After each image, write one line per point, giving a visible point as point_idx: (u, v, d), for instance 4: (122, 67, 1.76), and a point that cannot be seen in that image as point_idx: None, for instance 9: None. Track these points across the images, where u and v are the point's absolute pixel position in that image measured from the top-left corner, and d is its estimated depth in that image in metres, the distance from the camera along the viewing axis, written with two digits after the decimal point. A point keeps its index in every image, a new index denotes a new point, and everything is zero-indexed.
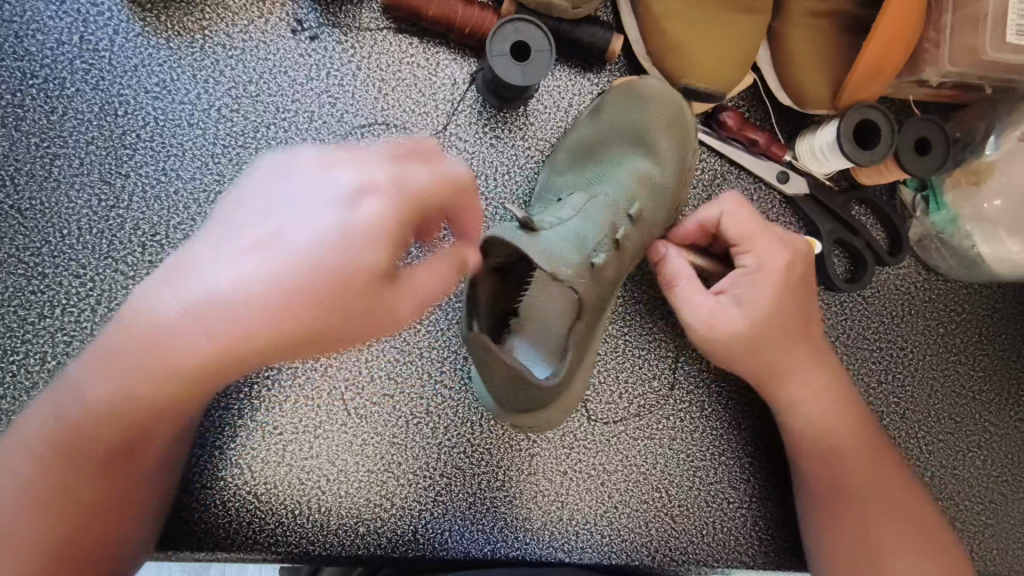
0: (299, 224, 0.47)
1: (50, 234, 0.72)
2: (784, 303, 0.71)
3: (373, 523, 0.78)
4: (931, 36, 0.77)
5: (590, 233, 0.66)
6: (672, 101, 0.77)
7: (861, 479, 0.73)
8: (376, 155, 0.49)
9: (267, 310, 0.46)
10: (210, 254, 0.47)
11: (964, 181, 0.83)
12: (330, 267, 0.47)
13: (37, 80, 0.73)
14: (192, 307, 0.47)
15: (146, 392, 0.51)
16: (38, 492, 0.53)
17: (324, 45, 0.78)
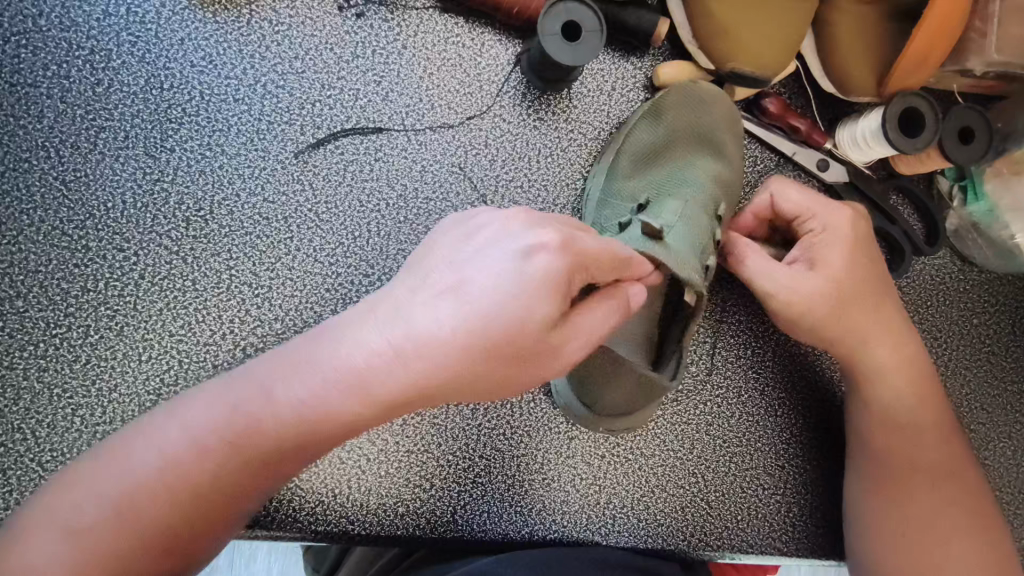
0: (482, 274, 0.48)
1: (95, 207, 0.72)
2: (863, 270, 0.72)
3: (413, 503, 0.78)
4: (977, 25, 0.78)
5: (697, 234, 0.67)
6: (729, 104, 0.79)
7: (929, 457, 0.74)
8: (552, 221, 0.51)
9: (441, 352, 0.47)
10: (385, 304, 0.49)
11: (1006, 171, 0.84)
12: (495, 319, 0.47)
13: (83, 51, 0.72)
14: (361, 354, 0.49)
15: (273, 433, 0.49)
16: (124, 521, 0.47)
17: (370, 23, 0.77)
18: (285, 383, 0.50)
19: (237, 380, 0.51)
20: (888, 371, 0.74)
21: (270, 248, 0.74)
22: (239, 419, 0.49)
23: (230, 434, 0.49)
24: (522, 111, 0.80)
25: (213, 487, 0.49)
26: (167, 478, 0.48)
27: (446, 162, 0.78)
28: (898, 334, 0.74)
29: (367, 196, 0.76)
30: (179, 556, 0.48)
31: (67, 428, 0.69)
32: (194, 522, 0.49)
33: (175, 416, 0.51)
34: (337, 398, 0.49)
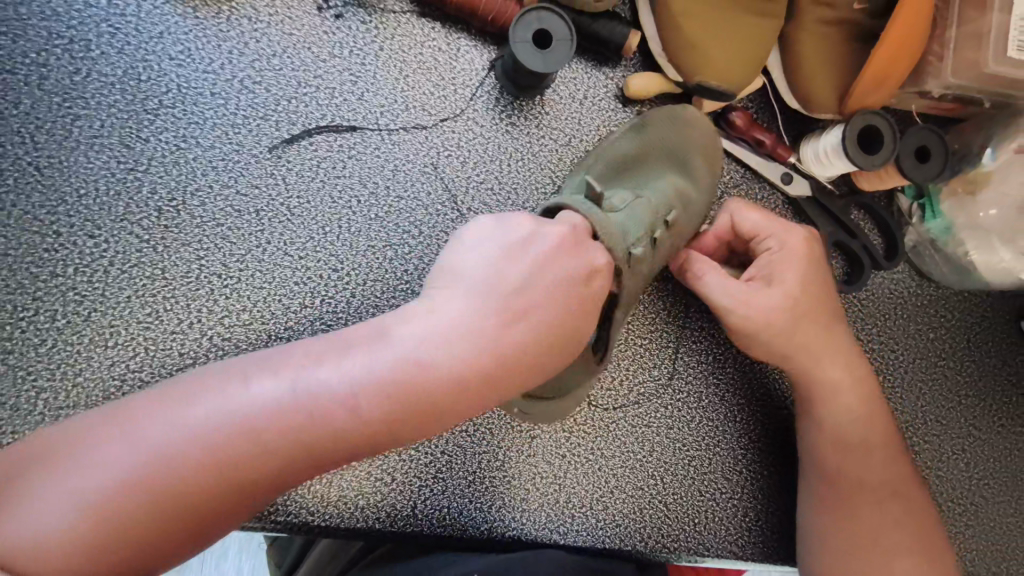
0: (516, 280, 0.53)
1: (68, 194, 0.73)
2: (815, 289, 0.74)
3: (373, 497, 0.79)
4: (935, 49, 0.80)
5: (633, 224, 0.65)
6: (709, 130, 0.80)
7: (878, 475, 0.75)
8: (567, 243, 0.56)
9: (489, 343, 0.50)
10: (452, 304, 0.51)
11: (961, 190, 0.86)
12: (533, 329, 0.52)
13: (63, 40, 0.73)
14: (428, 342, 0.49)
15: (324, 436, 0.46)
16: (143, 504, 0.43)
17: (348, 24, 0.79)
18: (350, 379, 0.47)
19: (297, 363, 0.48)
20: (837, 389, 0.75)
21: (241, 240, 0.76)
22: (299, 414, 0.46)
23: (288, 424, 0.46)
24: (494, 115, 0.82)
25: (247, 483, 0.45)
26: (207, 457, 0.44)
27: (418, 162, 0.80)
28: (846, 353, 0.76)
29: (339, 192, 0.78)
30: (191, 536, 0.45)
31: (29, 411, 0.70)
32: (210, 521, 0.45)
33: (226, 388, 0.47)
34: (411, 387, 0.48)
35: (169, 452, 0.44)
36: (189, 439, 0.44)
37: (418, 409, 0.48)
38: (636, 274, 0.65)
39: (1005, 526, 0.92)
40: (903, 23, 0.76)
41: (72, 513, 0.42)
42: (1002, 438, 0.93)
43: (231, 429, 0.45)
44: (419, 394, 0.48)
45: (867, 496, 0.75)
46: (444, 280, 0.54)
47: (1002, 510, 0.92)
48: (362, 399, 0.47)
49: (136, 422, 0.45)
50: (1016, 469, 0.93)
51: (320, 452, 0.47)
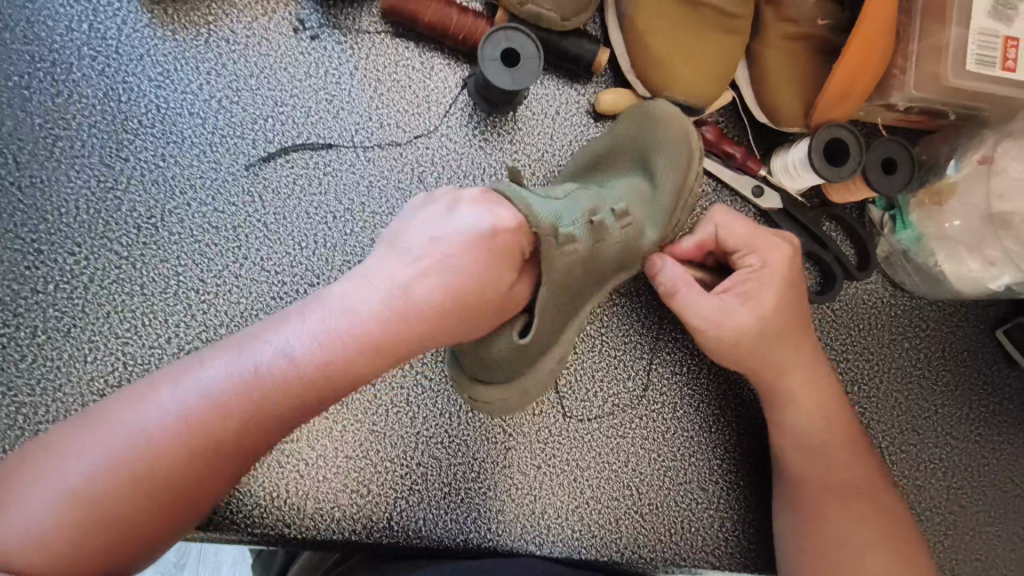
0: (440, 246, 0.57)
1: (49, 212, 0.74)
2: (789, 302, 0.74)
3: (349, 508, 0.80)
4: (899, 62, 0.82)
5: (571, 209, 0.65)
6: (683, 126, 0.74)
7: (847, 478, 0.76)
8: (480, 201, 0.60)
9: (414, 301, 0.55)
10: (380, 273, 0.56)
11: (928, 202, 0.87)
12: (456, 293, 0.57)
13: (45, 64, 0.75)
14: (351, 307, 0.54)
15: (279, 389, 0.52)
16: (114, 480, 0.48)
17: (324, 45, 0.81)
18: (292, 351, 0.53)
19: (245, 344, 0.54)
20: (804, 397, 0.77)
21: (219, 256, 0.77)
22: (245, 381, 0.52)
23: (236, 391, 0.51)
24: (468, 132, 0.84)
25: (212, 446, 0.51)
26: (174, 428, 0.50)
27: (392, 179, 0.82)
28: (815, 363, 0.78)
29: (315, 209, 0.80)
30: (170, 505, 0.50)
31: (9, 426, 0.71)
32: (186, 491, 0.50)
33: (183, 374, 0.53)
34: (340, 343, 0.53)
35: (137, 433, 0.49)
36: (153, 421, 0.50)
37: (357, 363, 0.54)
38: (570, 261, 0.64)
39: (984, 535, 0.92)
40: (861, 40, 0.78)
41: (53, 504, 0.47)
42: (979, 446, 0.93)
43: (192, 406, 0.51)
44: (350, 348, 0.53)
45: (839, 501, 0.75)
46: (381, 254, 0.59)
47: (981, 519, 0.92)
48: (306, 362, 0.53)
49: (106, 416, 0.51)
50: (994, 478, 0.93)
51: (275, 414, 0.53)
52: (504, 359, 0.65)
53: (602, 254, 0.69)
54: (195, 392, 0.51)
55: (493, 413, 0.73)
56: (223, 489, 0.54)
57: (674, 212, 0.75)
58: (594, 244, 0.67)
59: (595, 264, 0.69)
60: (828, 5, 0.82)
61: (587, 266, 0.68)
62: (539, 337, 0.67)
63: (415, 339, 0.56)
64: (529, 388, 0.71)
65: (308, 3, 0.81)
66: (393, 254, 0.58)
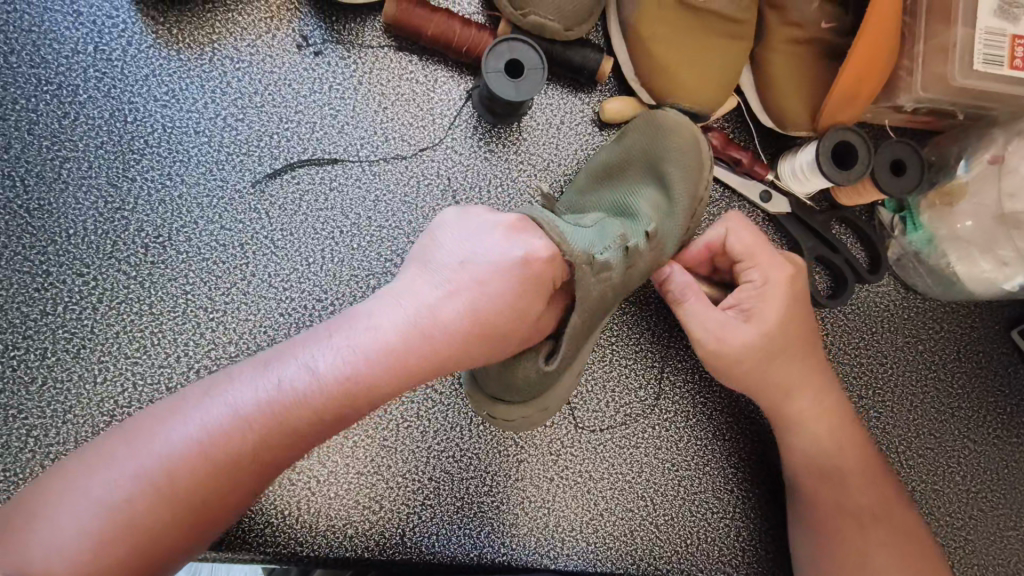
0: (479, 266, 0.55)
1: (56, 234, 0.75)
2: (794, 319, 0.74)
3: (362, 525, 0.79)
4: (905, 64, 0.81)
5: (602, 241, 0.65)
6: (689, 132, 0.74)
7: (863, 501, 0.75)
8: (517, 226, 0.57)
9: (450, 326, 0.52)
10: (417, 291, 0.53)
11: (939, 203, 0.86)
12: (488, 316, 0.54)
13: (51, 86, 0.76)
14: (384, 328, 0.51)
15: (307, 413, 0.50)
16: (144, 500, 0.47)
17: (327, 60, 0.81)
18: (320, 369, 0.50)
19: (272, 361, 0.52)
20: (813, 417, 0.76)
21: (227, 274, 0.77)
22: (274, 404, 0.50)
23: (265, 414, 0.50)
24: (473, 143, 0.83)
25: (240, 469, 0.50)
26: (203, 449, 0.49)
27: (399, 193, 0.81)
28: (824, 382, 0.77)
29: (322, 224, 0.79)
30: (198, 524, 0.49)
31: (20, 448, 0.71)
32: (210, 513, 0.50)
33: (211, 391, 0.51)
34: (368, 372, 0.50)
35: (168, 452, 0.48)
36: (182, 444, 0.49)
37: (387, 385, 0.51)
38: (604, 287, 0.65)
39: (1006, 540, 0.90)
40: (865, 42, 0.77)
41: (84, 521, 0.46)
42: (997, 449, 0.92)
43: (222, 425, 0.49)
44: (379, 375, 0.50)
45: (860, 528, 0.74)
46: (417, 265, 0.57)
47: (1002, 523, 0.91)
48: (334, 386, 0.50)
49: (134, 436, 0.49)
50: (1015, 481, 0.92)
51: (301, 435, 0.51)
52: (524, 381, 0.64)
53: (632, 274, 0.70)
54: (223, 411, 0.50)
55: (522, 429, 0.74)
56: (244, 507, 0.53)
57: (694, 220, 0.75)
58: (627, 269, 0.68)
59: (626, 285, 0.70)
60: (832, 8, 0.82)
61: (620, 288, 0.68)
62: (563, 362, 0.66)
63: (448, 360, 0.53)
64: (548, 405, 0.70)
65: (311, 19, 0.81)
66: (427, 270, 0.55)
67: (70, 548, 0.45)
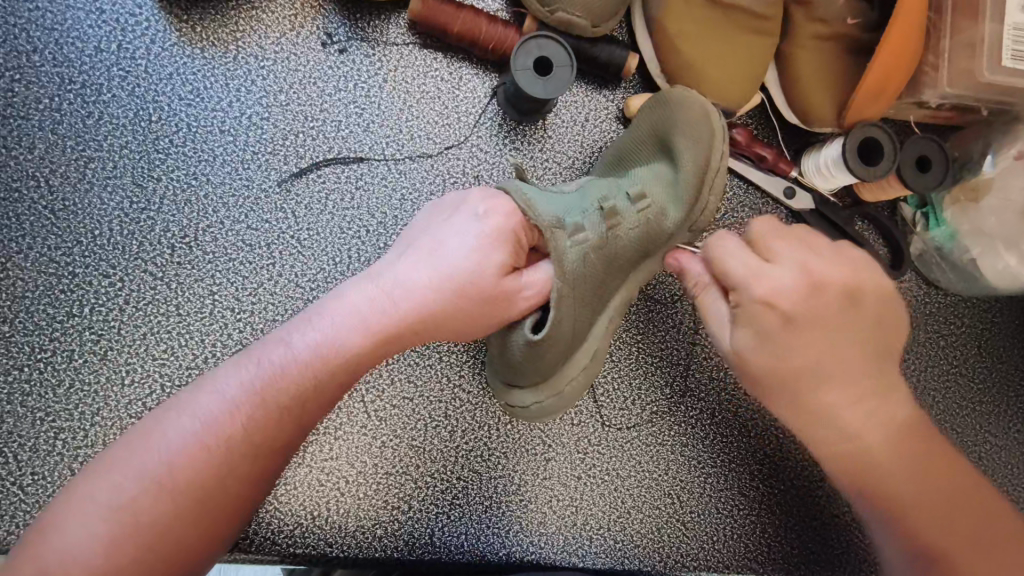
0: (442, 238, 0.63)
1: (82, 234, 0.74)
2: (788, 337, 0.62)
3: (391, 525, 0.79)
4: (929, 60, 0.82)
5: (578, 204, 0.68)
6: (697, 104, 0.72)
7: (935, 530, 0.61)
8: (472, 196, 0.66)
9: (412, 291, 0.61)
10: (383, 271, 0.63)
11: (963, 199, 0.86)
12: (450, 276, 0.61)
13: (75, 85, 0.75)
14: (350, 306, 0.60)
15: (293, 385, 0.57)
16: (152, 498, 0.51)
17: (352, 58, 0.80)
18: (300, 349, 0.58)
19: (253, 353, 0.59)
20: (862, 440, 0.63)
21: (253, 274, 0.76)
22: (262, 383, 0.56)
23: (253, 393, 0.56)
24: (498, 140, 0.83)
25: (242, 449, 0.54)
26: (201, 436, 0.53)
27: (425, 191, 0.81)
28: (876, 398, 0.64)
29: (349, 223, 0.79)
30: (210, 518, 0.53)
31: (48, 451, 0.71)
32: (218, 503, 0.53)
33: (199, 388, 0.57)
34: (343, 340, 0.59)
35: (167, 448, 0.53)
36: (180, 438, 0.53)
37: (364, 356, 0.59)
38: (585, 251, 0.66)
39: None
40: (897, 33, 0.77)
41: (93, 531, 0.49)
42: (1018, 443, 0.93)
43: (215, 413, 0.54)
44: (353, 341, 0.59)
45: (951, 567, 0.59)
46: (391, 253, 0.65)
47: None
48: (309, 355, 0.58)
49: (132, 441, 0.53)
50: None
51: (296, 413, 0.57)
52: (525, 360, 0.66)
53: (621, 242, 0.69)
54: (214, 401, 0.55)
55: (543, 417, 0.72)
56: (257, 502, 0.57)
57: (700, 194, 0.71)
58: (607, 234, 0.68)
59: (614, 256, 0.69)
60: (858, 3, 0.82)
61: (606, 258, 0.69)
62: (560, 338, 0.66)
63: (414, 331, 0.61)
64: (563, 390, 0.70)
65: (335, 16, 0.80)
66: (397, 253, 0.64)
67: (91, 556, 0.48)
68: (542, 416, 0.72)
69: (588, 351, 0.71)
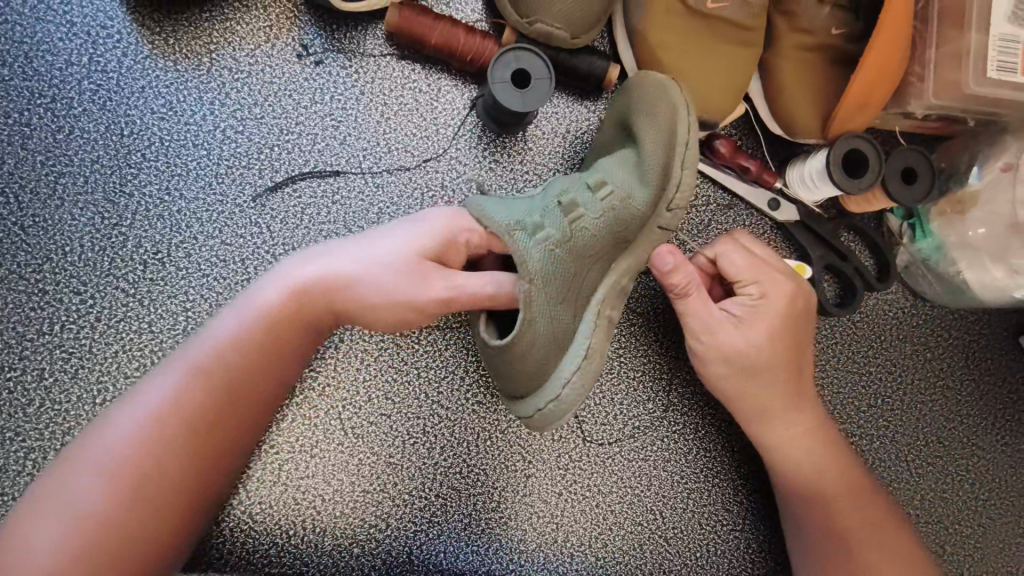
0: (385, 233, 0.67)
1: (53, 251, 0.73)
2: (784, 341, 0.73)
3: (368, 543, 0.78)
4: (915, 70, 0.80)
5: (537, 205, 0.67)
6: (656, 85, 0.70)
7: (847, 523, 0.74)
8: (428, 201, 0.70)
9: (347, 280, 0.65)
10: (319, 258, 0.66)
11: (949, 210, 0.85)
12: (384, 267, 0.65)
13: (45, 99, 0.74)
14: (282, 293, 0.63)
15: (234, 369, 0.59)
16: (112, 495, 0.52)
17: (329, 70, 0.79)
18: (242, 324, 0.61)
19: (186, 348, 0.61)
20: (804, 432, 0.75)
21: (227, 290, 0.75)
22: (202, 372, 0.59)
23: (195, 382, 0.58)
24: (477, 153, 0.82)
25: (190, 435, 0.56)
26: (147, 428, 0.55)
27: (403, 206, 0.80)
28: (814, 404, 0.76)
29: (325, 238, 0.78)
30: (172, 509, 0.55)
31: (18, 472, 0.70)
32: (175, 493, 0.55)
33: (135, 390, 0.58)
34: (277, 325, 0.62)
35: (115, 443, 0.54)
36: (127, 434, 0.55)
37: (295, 340, 0.63)
38: (546, 248, 0.65)
39: (1013, 547, 0.90)
40: (882, 44, 0.76)
41: (57, 537, 0.50)
42: (1006, 456, 0.92)
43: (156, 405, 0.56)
44: (286, 323, 0.62)
45: (851, 540, 0.73)
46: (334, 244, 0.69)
47: (1010, 531, 0.90)
48: (242, 344, 0.60)
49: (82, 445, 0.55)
50: None
51: (234, 397, 0.59)
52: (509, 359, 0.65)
53: (587, 236, 0.67)
54: (151, 398, 0.57)
55: (549, 424, 0.70)
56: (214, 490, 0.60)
57: (669, 171, 0.68)
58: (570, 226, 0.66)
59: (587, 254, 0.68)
60: (842, 13, 0.81)
61: (576, 256, 0.67)
62: (537, 337, 0.64)
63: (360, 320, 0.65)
64: (562, 394, 0.67)
65: (311, 28, 0.79)
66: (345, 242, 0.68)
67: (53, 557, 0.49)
68: (549, 422, 0.69)
69: (577, 354, 0.68)
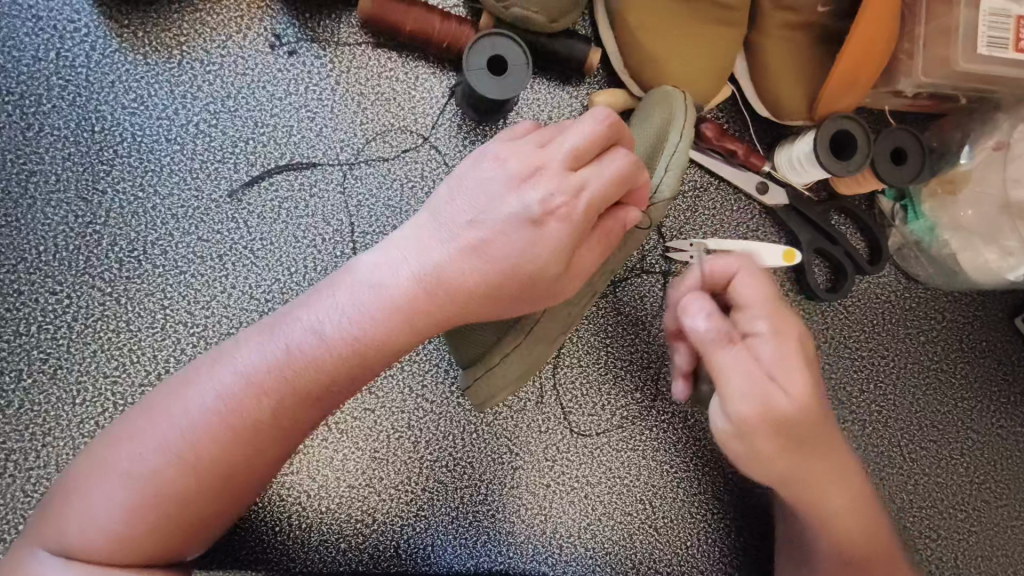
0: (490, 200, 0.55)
1: (26, 251, 0.72)
2: None
3: (355, 538, 0.77)
4: (905, 47, 0.79)
5: None
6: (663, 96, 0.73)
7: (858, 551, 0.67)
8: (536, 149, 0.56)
9: (405, 283, 0.54)
10: (425, 245, 0.55)
11: (941, 191, 0.84)
12: (426, 268, 0.54)
13: (13, 97, 0.73)
14: (337, 316, 0.53)
15: (265, 416, 0.51)
16: (145, 515, 0.49)
17: (303, 60, 0.78)
18: (417, 265, 0.54)
19: (223, 356, 0.53)
20: None
21: (205, 287, 0.74)
22: (223, 407, 0.51)
23: (218, 425, 0.50)
24: (457, 142, 0.80)
25: (220, 479, 0.50)
26: (180, 463, 0.50)
27: (381, 197, 0.78)
28: None
29: (303, 232, 0.76)
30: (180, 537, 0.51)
31: None
32: (193, 520, 0.51)
33: (175, 397, 0.52)
34: (338, 356, 0.53)
35: (174, 457, 0.50)
36: (169, 449, 0.50)
37: (346, 370, 0.53)
38: None
39: (1010, 530, 0.89)
40: (871, 21, 0.75)
41: (112, 513, 0.49)
42: (1001, 438, 0.90)
43: (180, 442, 0.50)
44: (367, 344, 0.53)
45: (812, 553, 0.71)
46: (427, 217, 0.57)
47: (1006, 513, 0.89)
48: (259, 380, 0.51)
49: (126, 437, 0.51)
50: (1019, 470, 0.90)
51: (254, 440, 0.51)
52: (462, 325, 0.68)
53: None
54: (179, 423, 0.50)
55: (484, 399, 0.71)
56: (274, 475, 0.55)
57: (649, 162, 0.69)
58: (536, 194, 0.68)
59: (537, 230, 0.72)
60: None
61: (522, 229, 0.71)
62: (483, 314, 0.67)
63: (514, 294, 0.56)
64: (494, 367, 0.69)
65: (283, 17, 0.77)
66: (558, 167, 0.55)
67: (114, 522, 0.49)
68: (485, 394, 0.71)
69: (517, 329, 0.69)
